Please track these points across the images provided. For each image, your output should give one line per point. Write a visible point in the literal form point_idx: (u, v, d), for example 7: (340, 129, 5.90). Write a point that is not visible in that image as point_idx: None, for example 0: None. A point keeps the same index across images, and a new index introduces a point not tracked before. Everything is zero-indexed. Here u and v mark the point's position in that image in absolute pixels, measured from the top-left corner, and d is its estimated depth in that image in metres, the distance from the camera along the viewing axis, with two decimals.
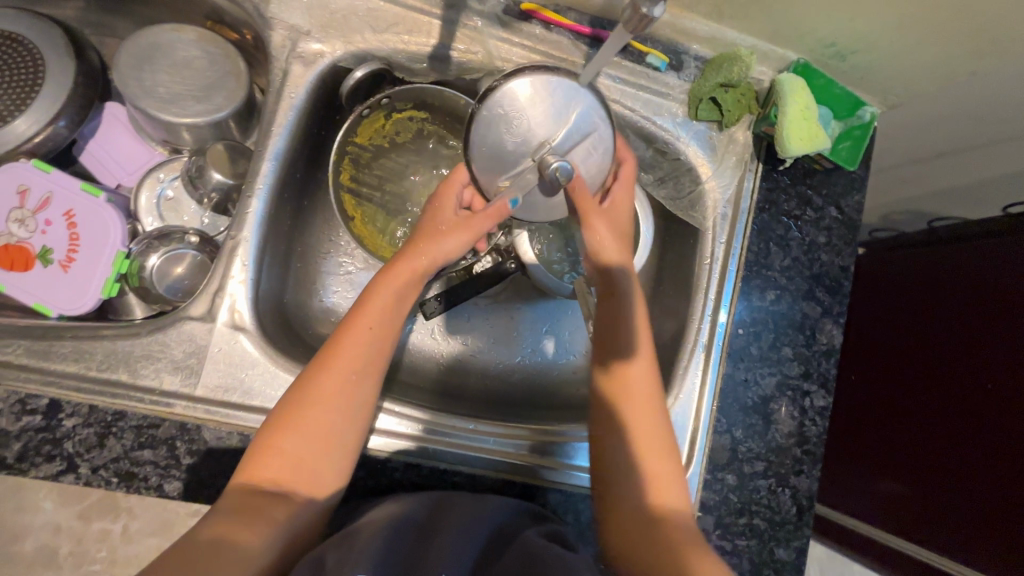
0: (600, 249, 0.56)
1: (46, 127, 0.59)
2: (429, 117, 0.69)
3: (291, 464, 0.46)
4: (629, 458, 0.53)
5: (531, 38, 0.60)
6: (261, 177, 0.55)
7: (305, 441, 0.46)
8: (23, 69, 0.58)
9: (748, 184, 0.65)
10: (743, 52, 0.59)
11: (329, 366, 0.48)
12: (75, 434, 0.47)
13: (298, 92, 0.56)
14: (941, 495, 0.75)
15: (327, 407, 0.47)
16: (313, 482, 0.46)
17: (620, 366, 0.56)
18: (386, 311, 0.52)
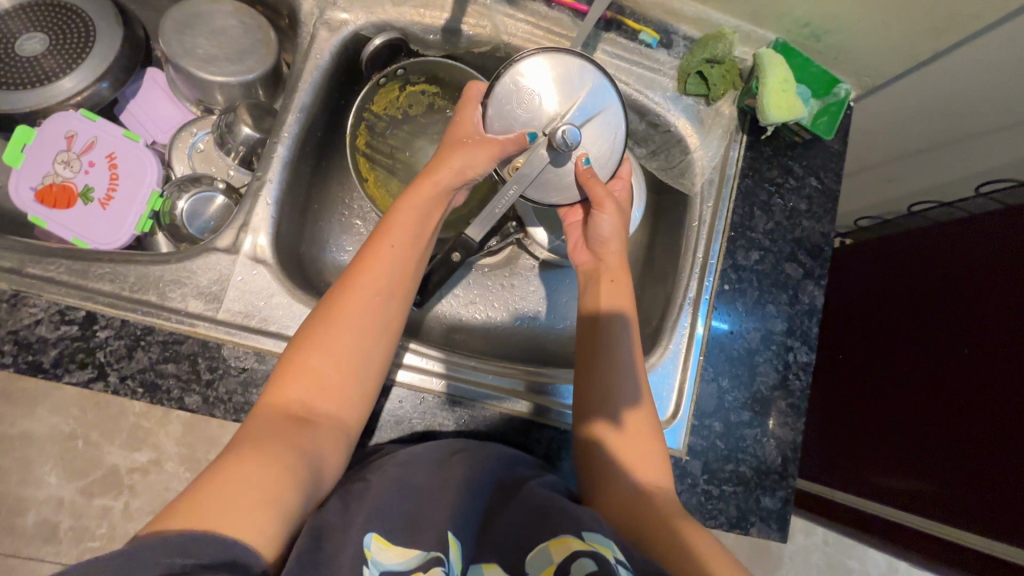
0: (610, 231, 0.65)
1: (92, 85, 0.65)
2: (440, 91, 0.75)
3: (317, 381, 0.50)
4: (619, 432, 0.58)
5: (534, 14, 0.66)
6: (287, 129, 0.61)
7: (329, 359, 0.50)
8: (77, 32, 0.64)
9: (733, 153, 0.70)
10: (727, 30, 0.66)
11: (355, 290, 0.53)
12: (107, 345, 0.51)
13: (324, 54, 0.62)
14: (924, 470, 0.78)
15: (346, 330, 0.52)
16: (340, 399, 0.50)
17: (621, 351, 0.60)
18: (404, 242, 0.57)
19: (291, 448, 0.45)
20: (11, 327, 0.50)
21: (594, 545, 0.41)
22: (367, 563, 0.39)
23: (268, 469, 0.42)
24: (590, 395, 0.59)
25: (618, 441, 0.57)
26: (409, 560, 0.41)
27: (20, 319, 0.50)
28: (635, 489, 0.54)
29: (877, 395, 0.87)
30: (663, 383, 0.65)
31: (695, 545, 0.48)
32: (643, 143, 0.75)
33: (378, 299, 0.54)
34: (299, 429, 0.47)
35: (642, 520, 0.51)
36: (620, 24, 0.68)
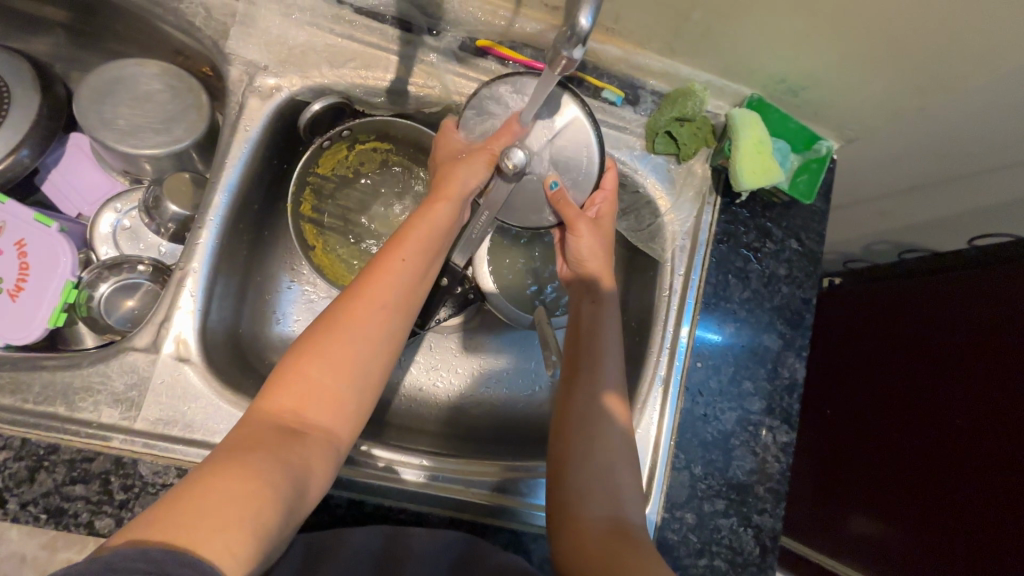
0: (584, 253, 0.60)
1: (7, 157, 0.59)
2: (393, 148, 0.70)
3: (316, 392, 0.45)
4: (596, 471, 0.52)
5: (486, 72, 0.61)
6: (213, 209, 0.56)
7: (332, 368, 0.45)
8: None
9: (705, 218, 0.65)
10: (696, 87, 0.60)
11: (363, 294, 0.48)
12: (7, 467, 0.47)
13: (254, 125, 0.57)
14: (937, 512, 0.71)
15: (354, 336, 0.47)
16: (335, 416, 0.45)
17: (600, 378, 0.55)
18: (419, 242, 0.52)
19: (281, 464, 0.40)
20: None
21: None
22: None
23: (250, 484, 0.37)
24: (561, 433, 0.54)
25: (591, 494, 0.51)
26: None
27: None
28: (608, 528, 0.49)
29: (868, 448, 0.82)
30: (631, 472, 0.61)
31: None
32: None
33: (388, 307, 0.48)
34: (290, 443, 0.42)
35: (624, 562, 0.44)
36: (581, 81, 0.63)
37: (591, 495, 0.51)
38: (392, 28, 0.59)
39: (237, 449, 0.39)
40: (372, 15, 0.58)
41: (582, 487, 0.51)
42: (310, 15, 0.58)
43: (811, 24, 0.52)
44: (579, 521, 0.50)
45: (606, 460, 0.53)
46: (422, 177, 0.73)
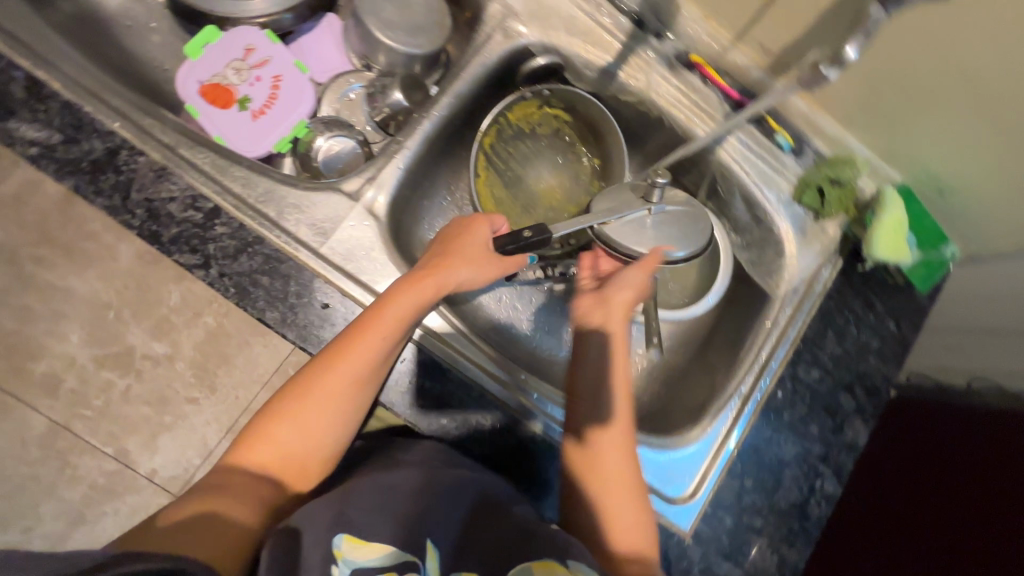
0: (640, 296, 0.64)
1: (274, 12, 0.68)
2: (571, 121, 0.80)
3: (282, 453, 0.53)
4: (612, 495, 0.57)
5: (688, 84, 0.70)
6: (438, 108, 0.66)
7: (298, 430, 0.53)
8: None
9: (824, 273, 0.72)
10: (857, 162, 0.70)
11: (332, 368, 0.53)
12: (220, 241, 0.54)
13: (493, 55, 0.67)
14: None
15: (319, 401, 0.53)
16: (301, 465, 0.53)
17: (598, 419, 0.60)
18: (398, 325, 0.54)
19: (257, 492, 0.51)
20: (148, 195, 0.53)
21: None
22: (337, 563, 0.45)
23: (226, 518, 0.48)
24: (592, 464, 0.58)
25: (612, 508, 0.57)
26: (381, 556, 0.46)
27: (158, 192, 0.54)
28: (624, 554, 0.55)
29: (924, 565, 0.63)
30: (691, 462, 0.66)
31: None
32: (741, 232, 0.77)
33: (354, 382, 0.53)
34: (254, 490, 0.51)
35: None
36: (761, 120, 0.72)
37: (610, 523, 0.56)
38: (627, 21, 0.68)
39: (207, 498, 0.49)
40: (616, 3, 0.68)
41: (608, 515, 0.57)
42: None
43: (991, 136, 0.60)
44: (608, 538, 0.56)
45: (632, 491, 0.58)
46: (583, 153, 0.83)
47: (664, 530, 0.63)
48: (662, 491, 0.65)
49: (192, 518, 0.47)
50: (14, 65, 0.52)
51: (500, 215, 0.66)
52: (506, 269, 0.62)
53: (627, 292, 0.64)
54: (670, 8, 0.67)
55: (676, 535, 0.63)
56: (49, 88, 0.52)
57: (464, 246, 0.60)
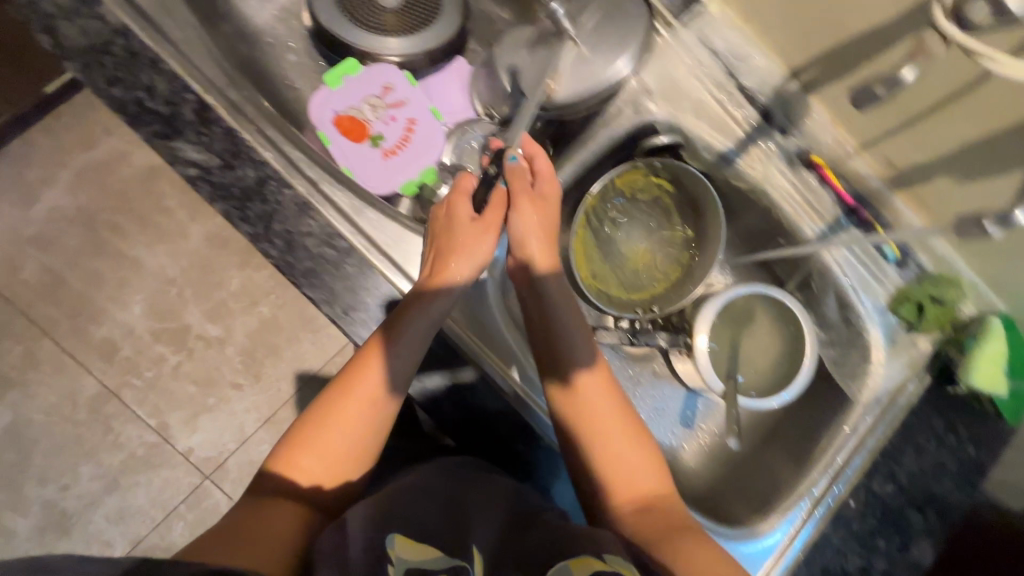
0: (526, 231, 0.61)
1: (413, 54, 0.72)
2: (673, 192, 0.81)
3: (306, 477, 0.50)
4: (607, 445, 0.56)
5: (803, 182, 0.70)
6: (560, 176, 0.68)
7: (318, 454, 0.51)
8: (425, 12, 0.72)
9: (909, 388, 0.72)
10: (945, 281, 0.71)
11: (348, 392, 0.53)
12: (348, 279, 0.56)
13: (621, 128, 0.69)
14: None
15: (339, 419, 0.52)
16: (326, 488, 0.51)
17: (579, 375, 0.59)
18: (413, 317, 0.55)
19: (284, 514, 0.47)
20: (289, 227, 0.55)
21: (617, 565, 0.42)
22: (391, 561, 0.39)
23: (247, 543, 0.43)
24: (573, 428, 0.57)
25: (608, 456, 0.56)
26: (429, 559, 0.41)
27: (299, 225, 0.56)
28: (638, 502, 0.55)
29: None
30: (756, 556, 0.66)
31: (710, 555, 0.49)
32: (827, 329, 0.77)
33: (376, 397, 0.53)
34: (277, 511, 0.47)
35: (658, 539, 0.51)
36: (869, 227, 0.71)
37: (609, 478, 0.56)
38: (755, 112, 0.69)
39: (219, 534, 0.44)
40: (747, 94, 0.69)
41: (603, 472, 0.56)
42: (704, 70, 0.68)
43: None
44: (616, 493, 0.55)
45: (621, 430, 0.57)
46: (676, 224, 0.83)
47: None
48: None
49: (206, 549, 0.41)
50: (186, 88, 0.54)
51: (472, 178, 0.64)
52: (492, 227, 0.60)
53: (553, 188, 0.63)
54: (799, 108, 0.68)
55: None
56: (216, 113, 0.54)
57: (457, 214, 0.60)
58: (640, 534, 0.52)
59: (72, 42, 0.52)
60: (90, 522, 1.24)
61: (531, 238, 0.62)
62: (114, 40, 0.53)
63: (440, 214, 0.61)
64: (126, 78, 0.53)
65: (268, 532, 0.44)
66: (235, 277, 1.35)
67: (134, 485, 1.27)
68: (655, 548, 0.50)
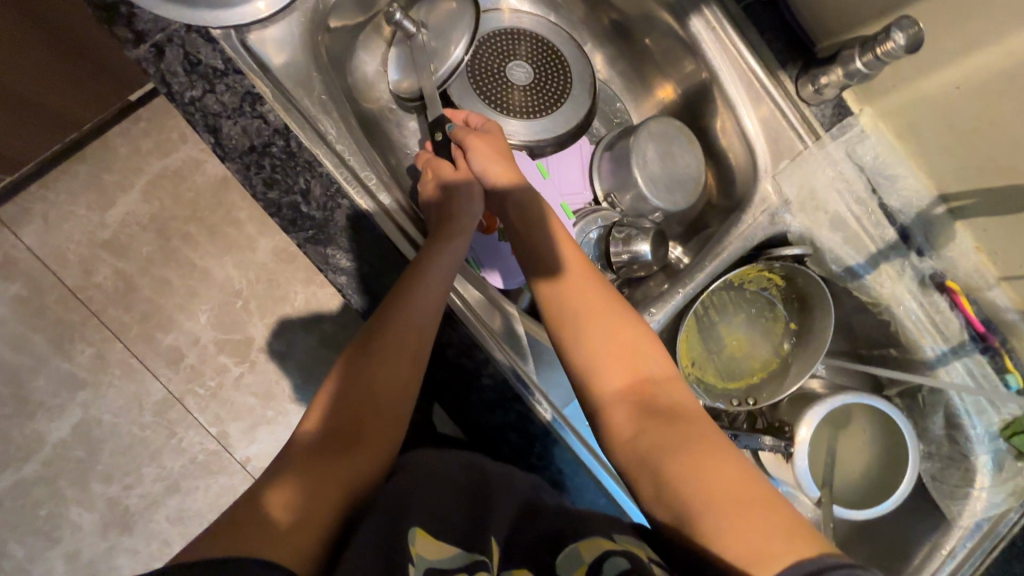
0: (494, 172, 0.62)
1: (527, 136, 0.72)
2: (782, 286, 0.80)
3: (346, 422, 0.50)
4: (602, 348, 0.55)
5: (935, 304, 0.69)
6: (691, 282, 0.67)
7: (356, 400, 0.51)
8: (549, 96, 0.73)
9: (1011, 515, 0.72)
10: (965, 344, 0.70)
11: (378, 335, 0.53)
12: (484, 392, 0.58)
13: (756, 235, 0.67)
14: None
15: (374, 367, 0.53)
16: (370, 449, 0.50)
17: (562, 275, 0.59)
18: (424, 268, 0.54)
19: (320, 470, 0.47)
20: None
21: (626, 545, 0.43)
22: (412, 560, 0.39)
23: (282, 499, 0.44)
24: (562, 318, 0.57)
25: (603, 356, 0.55)
26: (448, 557, 0.41)
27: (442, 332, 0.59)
28: (649, 403, 0.53)
29: None
30: None
31: (720, 456, 0.47)
32: (929, 444, 0.76)
33: (408, 341, 0.53)
34: (316, 467, 0.47)
35: (665, 448, 0.49)
36: (995, 353, 0.70)
37: (604, 366, 0.55)
38: (891, 232, 0.68)
39: (258, 494, 0.44)
40: (886, 213, 0.68)
41: (596, 361, 0.55)
42: (845, 184, 0.67)
43: None
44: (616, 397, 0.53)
45: (617, 318, 0.57)
46: (780, 315, 0.82)
47: None
48: None
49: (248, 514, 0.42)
50: (342, 193, 0.53)
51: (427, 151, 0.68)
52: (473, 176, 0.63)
53: (501, 137, 0.65)
54: (940, 231, 0.68)
55: None
56: (369, 221, 0.54)
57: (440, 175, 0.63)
58: (644, 442, 0.50)
59: (235, 144, 0.51)
60: (152, 521, 1.20)
61: (490, 163, 0.62)
62: (273, 140, 0.52)
63: (433, 194, 0.63)
64: (283, 181, 0.52)
65: (309, 490, 0.45)
66: (299, 292, 1.28)
67: (194, 488, 1.23)
68: (668, 459, 0.48)
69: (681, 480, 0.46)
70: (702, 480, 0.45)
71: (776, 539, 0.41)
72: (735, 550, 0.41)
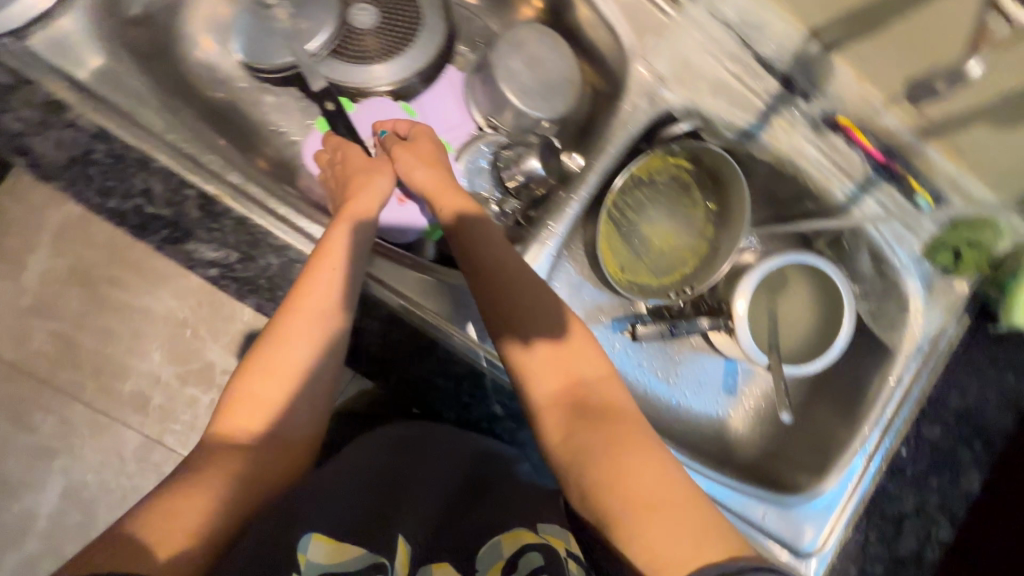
0: (422, 179, 0.60)
1: (396, 79, 0.68)
2: (690, 168, 0.79)
3: (257, 422, 0.50)
4: (545, 356, 0.53)
5: (832, 145, 0.69)
6: (584, 186, 0.65)
7: (266, 398, 0.50)
8: (403, 28, 0.68)
9: (949, 330, 0.73)
10: (869, 177, 0.70)
11: (285, 338, 0.52)
12: None
13: (637, 121, 0.65)
14: None
15: (282, 366, 0.51)
16: (280, 445, 0.51)
17: (497, 290, 0.55)
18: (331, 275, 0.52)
19: (230, 472, 0.47)
20: None
21: (544, 538, 0.50)
22: (298, 570, 0.42)
23: (188, 503, 0.43)
24: (501, 327, 0.54)
25: (543, 362, 0.53)
26: (341, 562, 0.44)
27: None
28: (583, 406, 0.52)
29: None
30: (824, 509, 0.71)
31: (643, 462, 0.47)
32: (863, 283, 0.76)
33: (314, 344, 0.52)
34: (226, 469, 0.47)
35: (591, 452, 0.49)
36: (901, 180, 0.69)
37: (534, 374, 0.53)
38: (774, 81, 0.67)
39: (161, 498, 0.43)
40: (764, 63, 0.66)
41: (527, 363, 0.53)
42: (715, 46, 0.66)
43: None
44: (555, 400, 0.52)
45: (539, 327, 0.54)
46: (698, 200, 0.81)
47: None
48: (789, 543, 0.69)
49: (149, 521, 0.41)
50: (187, 182, 0.50)
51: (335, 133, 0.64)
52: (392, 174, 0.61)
53: (429, 143, 0.62)
54: (822, 69, 0.65)
55: None
56: (222, 204, 0.51)
57: (352, 171, 0.60)
58: (573, 441, 0.50)
59: None
60: None
61: (418, 167, 0.60)
62: (93, 145, 0.50)
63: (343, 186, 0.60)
64: None
65: (214, 493, 0.45)
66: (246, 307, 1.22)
67: None
68: (595, 465, 0.48)
69: (602, 487, 0.47)
70: (624, 491, 0.46)
71: (687, 547, 0.42)
72: (648, 558, 0.43)
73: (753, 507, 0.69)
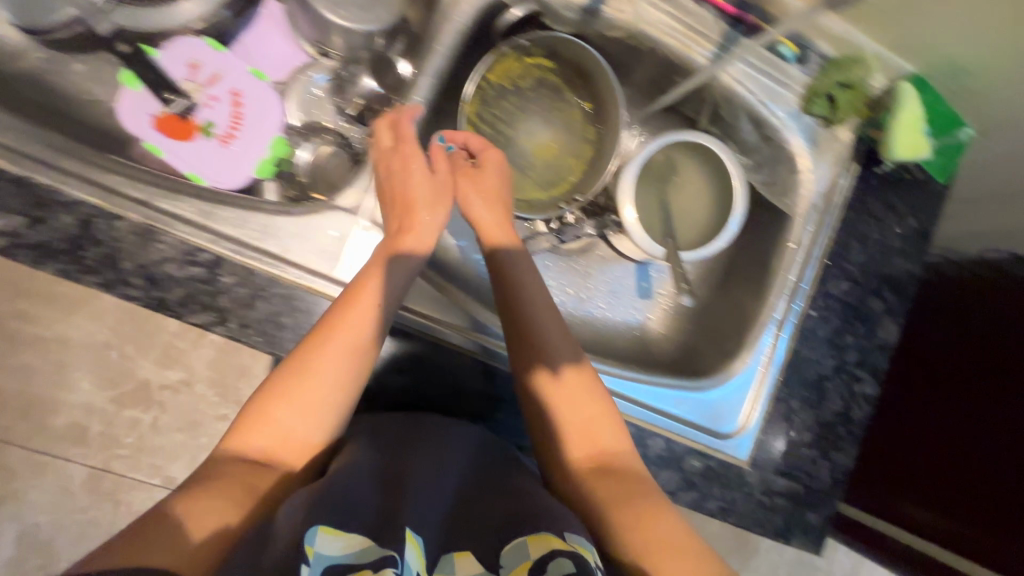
0: (481, 217, 0.60)
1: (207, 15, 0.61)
2: (555, 68, 0.74)
3: (281, 435, 0.46)
4: (585, 416, 0.53)
5: (680, 7, 0.65)
6: (419, 93, 0.62)
7: (295, 411, 0.47)
8: None
9: (841, 182, 0.71)
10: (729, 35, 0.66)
11: (317, 354, 0.48)
12: (230, 291, 0.51)
13: (465, 15, 0.62)
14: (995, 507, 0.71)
15: (313, 380, 0.47)
16: (298, 450, 0.46)
17: (552, 362, 0.54)
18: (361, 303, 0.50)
19: (254, 485, 0.42)
20: (139, 261, 0.49)
21: (574, 545, 0.37)
22: (307, 561, 0.31)
23: (207, 516, 0.38)
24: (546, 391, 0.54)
25: (583, 415, 0.53)
26: (358, 550, 0.33)
27: (149, 255, 0.50)
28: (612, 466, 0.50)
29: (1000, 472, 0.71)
30: (740, 387, 0.69)
31: (670, 532, 0.44)
32: (751, 152, 0.73)
33: (349, 367, 0.48)
34: (247, 483, 0.42)
35: (622, 506, 0.47)
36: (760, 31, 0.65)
37: (565, 416, 0.53)
38: None
39: (178, 507, 0.38)
40: None
41: (562, 419, 0.53)
42: None
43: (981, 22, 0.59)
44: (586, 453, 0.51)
45: (565, 354, 0.55)
46: (574, 102, 0.76)
47: (724, 463, 0.66)
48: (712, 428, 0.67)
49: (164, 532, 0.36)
50: None
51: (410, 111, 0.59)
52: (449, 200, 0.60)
53: (496, 175, 0.62)
54: None
55: (735, 467, 0.66)
56: None
57: (404, 173, 0.57)
58: (596, 492, 0.48)
59: None
60: None
61: (480, 197, 0.60)
62: None
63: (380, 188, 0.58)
64: None
65: (234, 502, 0.40)
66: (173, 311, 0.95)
67: None
68: (625, 519, 0.45)
69: (630, 539, 0.44)
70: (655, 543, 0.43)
71: None
72: None
73: (668, 398, 0.67)
